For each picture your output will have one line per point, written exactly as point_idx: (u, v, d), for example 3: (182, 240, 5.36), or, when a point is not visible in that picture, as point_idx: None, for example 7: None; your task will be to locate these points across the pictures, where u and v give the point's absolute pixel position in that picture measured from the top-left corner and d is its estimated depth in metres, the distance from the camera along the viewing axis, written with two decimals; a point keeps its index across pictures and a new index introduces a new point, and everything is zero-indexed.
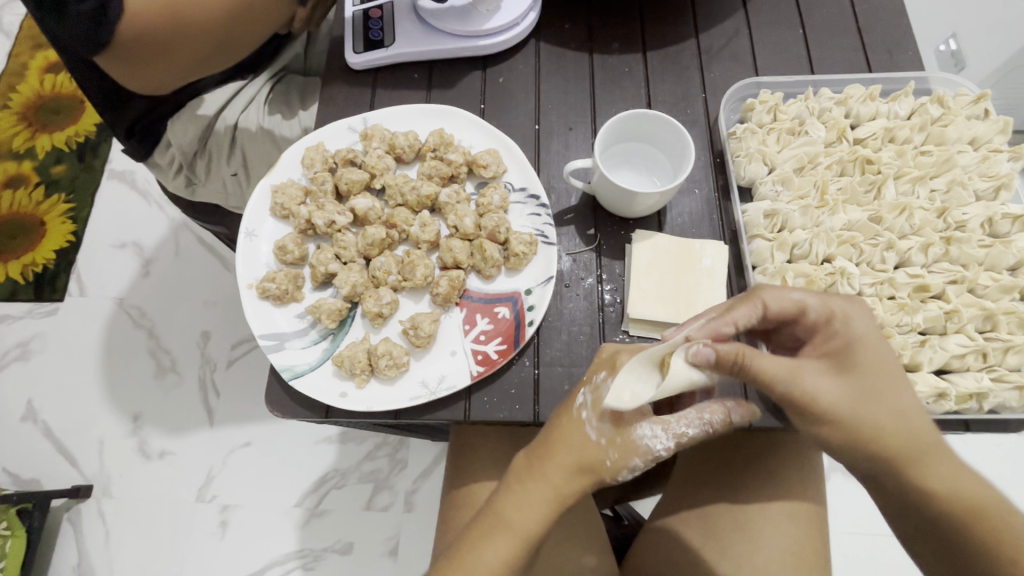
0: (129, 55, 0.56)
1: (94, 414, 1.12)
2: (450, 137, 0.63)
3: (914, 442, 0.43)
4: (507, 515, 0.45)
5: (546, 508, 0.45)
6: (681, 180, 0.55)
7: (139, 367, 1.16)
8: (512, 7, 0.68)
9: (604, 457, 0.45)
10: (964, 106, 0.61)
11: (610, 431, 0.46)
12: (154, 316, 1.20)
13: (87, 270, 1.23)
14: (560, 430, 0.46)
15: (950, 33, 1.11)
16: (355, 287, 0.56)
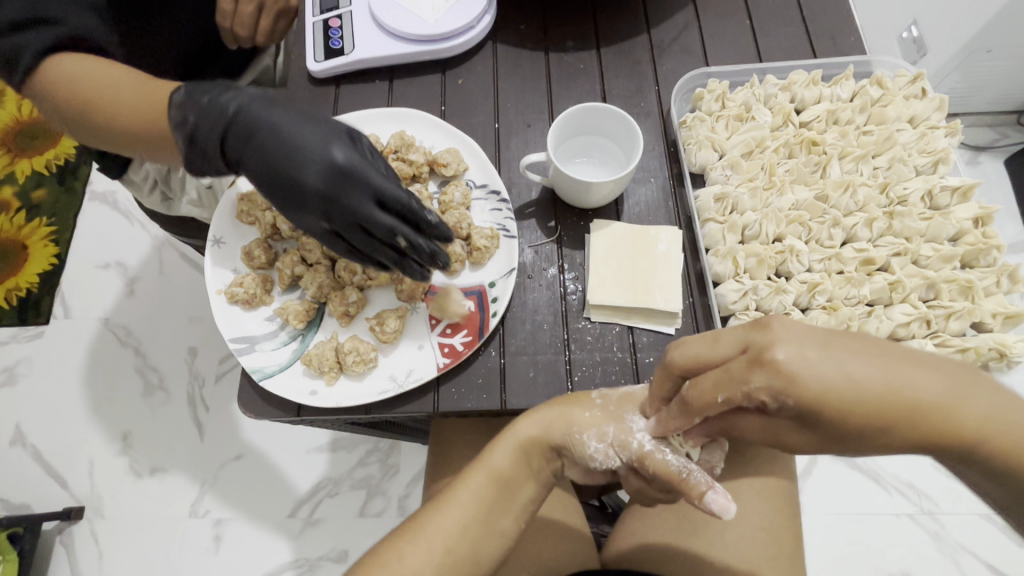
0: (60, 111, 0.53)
1: (83, 435, 1.12)
2: (411, 138, 0.65)
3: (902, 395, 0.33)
4: (485, 457, 0.49)
5: (515, 450, 0.48)
6: (632, 169, 0.56)
7: (127, 385, 1.16)
8: (468, 9, 0.70)
9: (586, 410, 0.49)
10: (903, 87, 0.63)
11: (618, 420, 0.48)
12: (139, 334, 1.20)
13: (70, 292, 1.24)
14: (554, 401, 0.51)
15: (912, 20, 1.16)
16: (321, 287, 0.57)
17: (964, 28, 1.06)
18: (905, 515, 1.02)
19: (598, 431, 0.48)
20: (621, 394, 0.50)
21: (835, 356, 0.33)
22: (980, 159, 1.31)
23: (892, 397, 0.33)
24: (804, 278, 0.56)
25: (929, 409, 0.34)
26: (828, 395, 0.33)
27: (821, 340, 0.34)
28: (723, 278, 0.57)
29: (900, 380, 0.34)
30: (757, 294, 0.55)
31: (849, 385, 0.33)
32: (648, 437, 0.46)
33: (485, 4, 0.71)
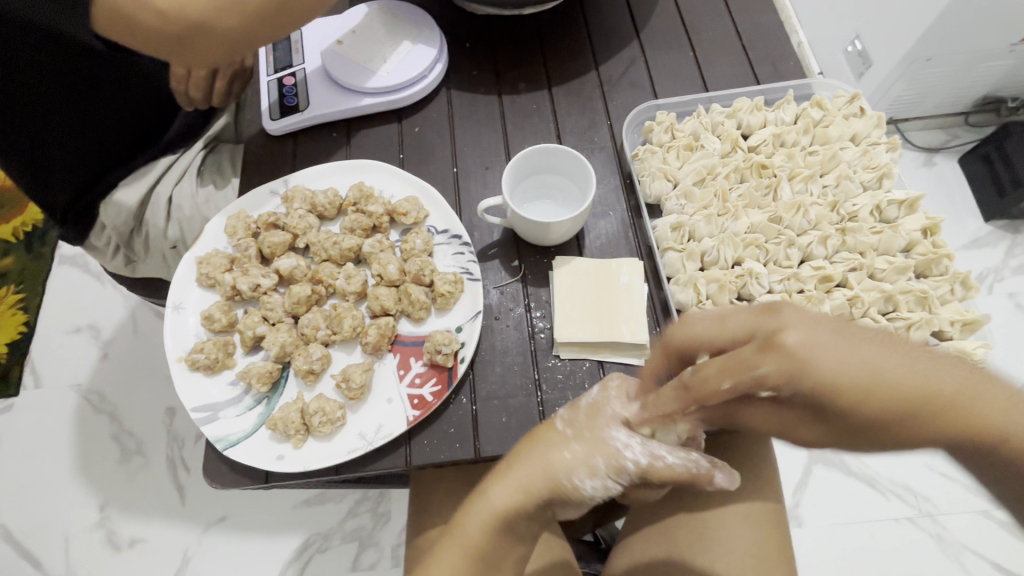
0: None
1: (56, 510, 1.07)
2: (370, 189, 0.65)
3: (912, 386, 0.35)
4: (460, 528, 0.44)
5: (492, 517, 0.43)
6: (588, 206, 0.57)
7: (102, 453, 1.12)
8: (419, 60, 0.72)
9: (563, 448, 0.44)
10: (842, 107, 0.66)
11: (595, 452, 0.43)
12: (114, 399, 1.16)
13: (40, 361, 1.20)
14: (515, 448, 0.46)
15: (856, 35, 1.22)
16: (284, 346, 0.56)
17: (903, 39, 1.11)
18: (906, 520, 1.01)
19: (582, 479, 0.43)
20: (587, 410, 0.46)
21: (842, 340, 0.36)
22: (936, 160, 1.35)
23: (900, 391, 0.35)
24: (766, 300, 0.56)
25: (946, 401, 0.34)
26: (838, 379, 0.35)
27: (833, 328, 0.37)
28: (686, 306, 0.57)
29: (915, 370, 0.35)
30: None
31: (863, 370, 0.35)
32: (634, 448, 0.43)
33: (436, 53, 0.72)
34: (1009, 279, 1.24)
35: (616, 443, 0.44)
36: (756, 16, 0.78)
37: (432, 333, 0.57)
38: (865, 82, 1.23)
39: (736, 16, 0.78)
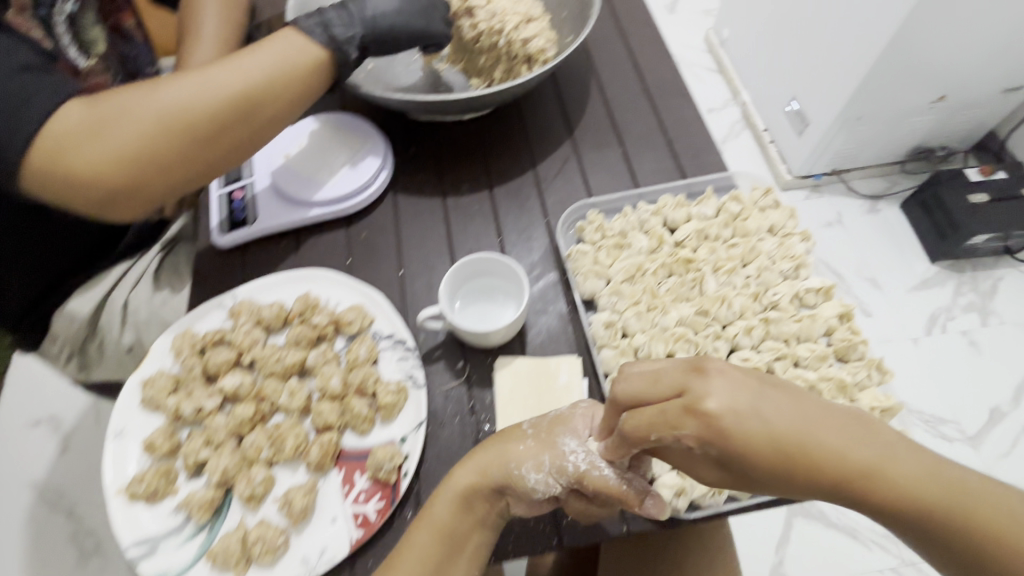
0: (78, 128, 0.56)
1: None
2: (315, 299, 0.67)
3: (813, 443, 0.36)
4: (428, 512, 0.52)
5: (452, 500, 0.51)
6: (523, 311, 0.61)
7: None
8: (363, 171, 0.76)
9: (521, 440, 0.52)
10: (758, 200, 0.71)
11: (542, 452, 0.51)
12: None
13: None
14: (480, 449, 0.53)
15: (792, 97, 1.23)
16: (226, 471, 0.56)
17: (835, 99, 1.12)
18: (890, 570, 1.00)
19: (530, 471, 0.50)
20: (551, 419, 0.54)
21: (755, 403, 0.37)
22: (880, 207, 1.33)
23: (799, 450, 0.36)
24: None
25: (845, 460, 0.36)
26: (749, 442, 0.36)
27: (751, 390, 0.38)
28: None
29: (817, 431, 0.36)
30: None
31: (773, 432, 0.36)
32: (577, 455, 0.49)
33: (380, 163, 0.77)
34: (960, 317, 1.21)
35: (565, 448, 0.50)
36: (679, 111, 0.84)
37: (375, 448, 0.58)
38: (805, 140, 1.23)
39: (661, 111, 0.84)
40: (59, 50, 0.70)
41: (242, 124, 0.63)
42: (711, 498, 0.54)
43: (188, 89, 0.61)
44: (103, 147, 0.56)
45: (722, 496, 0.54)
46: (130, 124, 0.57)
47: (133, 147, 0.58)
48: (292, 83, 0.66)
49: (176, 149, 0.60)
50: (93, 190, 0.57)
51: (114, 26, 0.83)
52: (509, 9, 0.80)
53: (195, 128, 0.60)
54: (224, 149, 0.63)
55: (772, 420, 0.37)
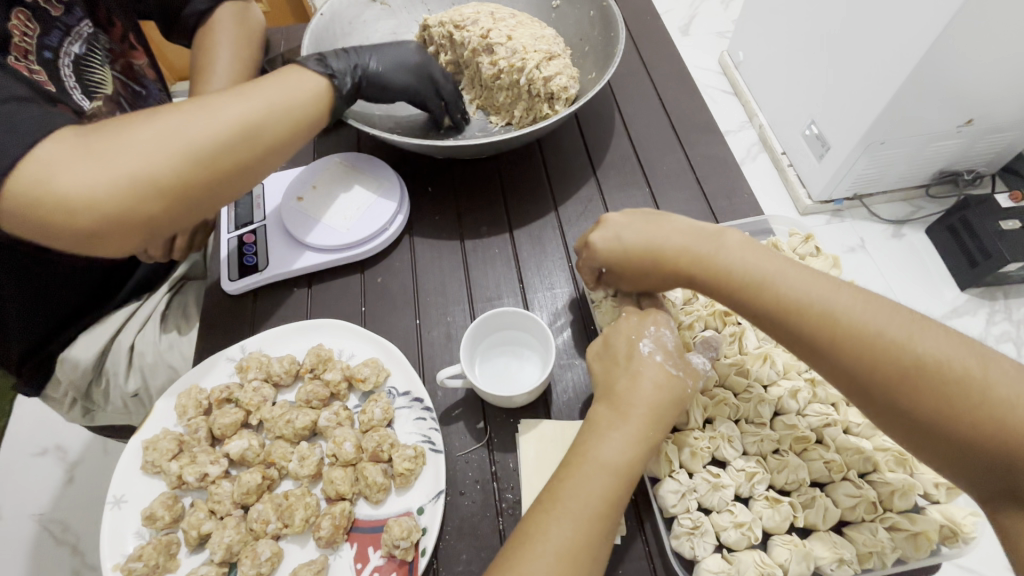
0: (60, 160, 0.50)
1: None
2: (328, 352, 0.63)
3: (772, 281, 0.49)
4: (599, 451, 0.47)
5: (634, 441, 0.48)
6: (550, 372, 0.56)
7: None
8: (379, 214, 0.73)
9: (686, 385, 0.51)
10: (798, 246, 0.67)
11: (696, 376, 0.52)
12: (78, 529, 1.14)
13: (4, 489, 1.19)
14: (637, 369, 0.51)
15: (811, 119, 1.14)
16: (230, 546, 0.52)
17: (858, 123, 1.02)
18: None
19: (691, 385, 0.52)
20: (678, 348, 0.53)
21: (722, 241, 0.53)
22: (904, 232, 1.24)
23: (753, 280, 0.50)
24: (741, 466, 0.54)
25: (810, 311, 0.47)
26: (715, 257, 0.52)
27: (702, 234, 0.55)
28: (659, 476, 0.53)
29: (775, 275, 0.50)
30: (697, 491, 0.52)
31: (718, 267, 0.52)
32: (701, 358, 0.55)
33: (396, 205, 0.74)
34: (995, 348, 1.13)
35: (700, 366, 0.54)
36: (706, 149, 0.81)
37: (390, 522, 0.53)
38: (826, 164, 1.12)
39: (688, 150, 0.81)
40: (64, 93, 0.68)
41: (243, 153, 0.58)
42: None
43: (184, 115, 0.55)
44: (91, 178, 0.51)
45: None
46: (121, 154, 0.52)
47: (119, 179, 0.52)
48: (297, 116, 0.62)
49: (173, 178, 0.54)
50: (70, 226, 0.51)
51: (123, 67, 0.83)
52: (530, 45, 0.77)
53: (187, 156, 0.54)
54: (223, 178, 0.58)
55: (733, 258, 0.52)
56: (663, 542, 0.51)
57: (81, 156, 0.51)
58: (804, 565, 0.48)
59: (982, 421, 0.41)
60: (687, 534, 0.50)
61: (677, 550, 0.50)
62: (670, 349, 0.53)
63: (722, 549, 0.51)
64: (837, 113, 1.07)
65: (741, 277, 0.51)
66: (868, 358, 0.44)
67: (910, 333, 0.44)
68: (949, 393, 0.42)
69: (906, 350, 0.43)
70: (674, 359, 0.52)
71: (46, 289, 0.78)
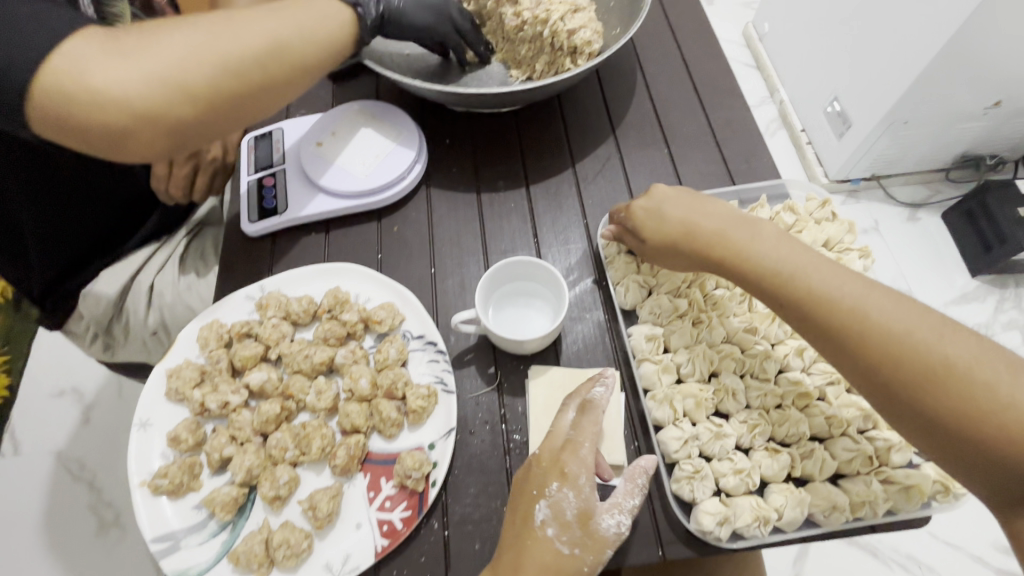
0: (93, 53, 0.50)
1: None
2: (345, 295, 0.65)
3: (795, 272, 0.51)
4: None
5: None
6: (562, 320, 0.57)
7: (79, 525, 1.13)
8: (397, 162, 0.73)
9: (582, 560, 0.47)
10: (814, 211, 0.67)
11: (599, 551, 0.48)
12: (94, 467, 1.19)
13: (26, 425, 1.24)
14: (527, 547, 0.47)
15: (833, 96, 1.12)
16: (250, 470, 0.55)
17: (880, 102, 1.01)
18: None
19: (592, 560, 0.48)
20: (581, 516, 0.49)
21: (754, 230, 0.55)
22: (920, 215, 1.23)
23: (778, 269, 0.51)
24: (743, 417, 0.55)
25: (832, 306, 0.48)
26: (741, 246, 0.54)
27: (729, 223, 0.56)
28: (663, 424, 0.55)
29: (802, 268, 0.51)
30: (699, 439, 0.54)
31: (746, 252, 0.53)
32: (616, 520, 0.49)
33: (415, 155, 0.74)
34: (1001, 334, 1.13)
35: (609, 530, 0.49)
36: (728, 112, 0.80)
37: (403, 454, 0.55)
38: (846, 142, 1.11)
39: (709, 112, 0.80)
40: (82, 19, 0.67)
41: (271, 70, 0.58)
42: (756, 529, 0.50)
43: (214, 25, 0.55)
44: (122, 75, 0.50)
45: (769, 527, 0.50)
46: (154, 56, 0.52)
47: (149, 80, 0.51)
48: (324, 39, 0.61)
49: (203, 87, 0.54)
50: (100, 122, 0.51)
51: (143, 6, 0.84)
52: None
53: (218, 67, 0.54)
54: (250, 96, 0.57)
55: (760, 246, 0.53)
56: (664, 485, 0.53)
57: (113, 52, 0.51)
58: (798, 510, 0.50)
59: (1002, 429, 0.41)
60: (687, 478, 0.52)
61: (677, 492, 0.53)
62: (566, 521, 0.49)
63: (720, 493, 0.53)
64: (858, 93, 1.06)
65: (767, 266, 0.52)
66: (886, 358, 0.45)
67: (927, 336, 0.45)
68: (962, 397, 0.42)
69: (917, 348, 0.45)
70: (572, 532, 0.48)
71: (56, 228, 0.78)
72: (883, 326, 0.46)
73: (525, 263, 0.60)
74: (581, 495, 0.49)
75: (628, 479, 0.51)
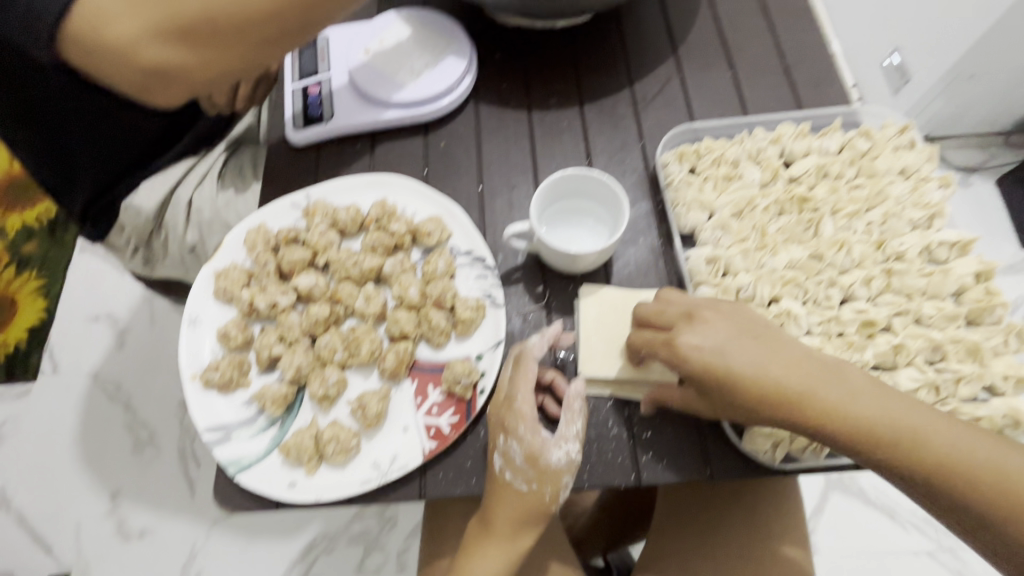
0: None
1: (71, 497, 1.14)
2: (392, 206, 0.63)
3: (806, 393, 0.43)
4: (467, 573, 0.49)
5: (502, 559, 0.49)
6: (619, 236, 0.55)
7: (115, 441, 1.18)
8: (448, 72, 0.70)
9: (540, 494, 0.49)
10: (892, 137, 0.63)
11: (555, 483, 0.49)
12: (129, 389, 1.22)
13: (61, 345, 1.26)
14: (496, 494, 0.49)
15: (893, 47, 1.13)
16: (300, 368, 0.55)
17: (949, 52, 1.03)
18: (925, 554, 1.05)
19: (550, 493, 0.49)
20: (530, 462, 0.48)
21: (727, 338, 0.45)
22: (972, 180, 1.23)
23: (784, 391, 0.43)
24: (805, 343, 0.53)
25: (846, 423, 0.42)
26: (723, 361, 0.44)
27: (724, 335, 0.45)
28: None
29: (805, 386, 0.43)
30: None
31: (751, 374, 0.43)
32: (564, 450, 0.49)
33: (465, 67, 0.70)
34: None
35: (559, 464, 0.49)
36: (801, 35, 0.74)
37: (452, 361, 0.55)
38: (901, 98, 1.15)
39: (779, 34, 0.74)
40: None
41: (286, 19, 0.54)
42: (812, 453, 0.50)
43: None
44: (136, 29, 0.51)
45: (825, 451, 0.50)
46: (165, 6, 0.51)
47: (162, 36, 0.52)
48: None
49: (216, 43, 0.53)
50: (129, 71, 0.54)
51: None
52: None
53: (228, 22, 0.52)
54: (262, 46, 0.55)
55: (743, 359, 0.44)
56: None
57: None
58: None
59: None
60: None
61: None
62: (519, 470, 0.49)
63: None
64: (924, 43, 1.07)
65: (774, 388, 0.43)
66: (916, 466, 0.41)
67: (934, 430, 0.41)
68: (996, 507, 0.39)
69: (942, 459, 0.41)
70: (524, 474, 0.49)
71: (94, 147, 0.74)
72: (896, 430, 0.42)
73: (574, 176, 0.58)
74: (521, 444, 0.49)
75: (565, 409, 0.51)
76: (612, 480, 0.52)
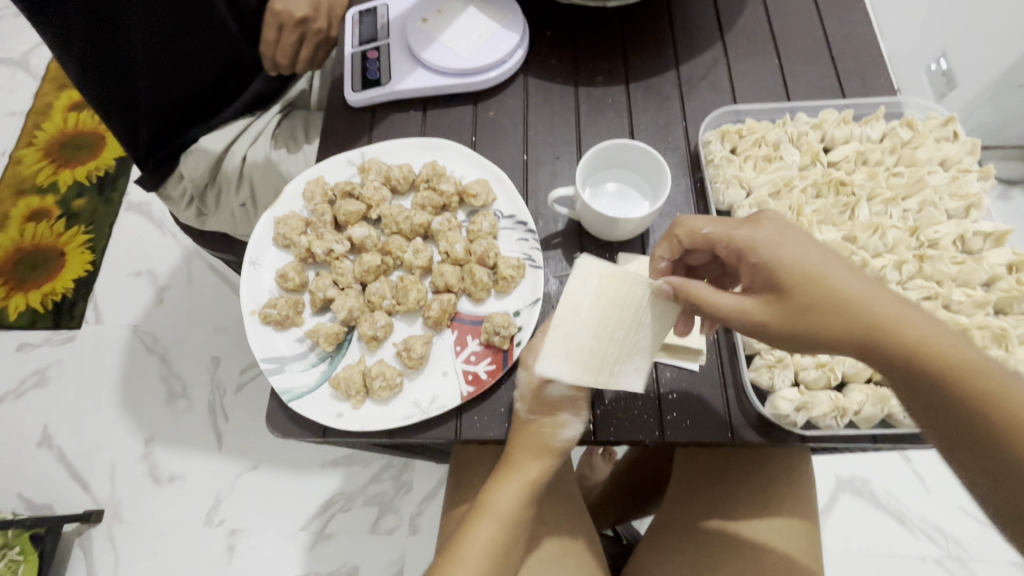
0: None
1: (107, 439, 1.21)
2: (442, 168, 0.67)
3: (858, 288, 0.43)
4: (494, 501, 0.53)
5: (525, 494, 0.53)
6: (661, 203, 0.57)
7: (151, 391, 1.25)
8: (501, 44, 0.73)
9: (542, 428, 0.53)
10: (934, 129, 0.64)
11: (553, 417, 0.53)
12: (166, 342, 1.29)
13: (105, 296, 1.33)
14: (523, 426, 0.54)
15: (940, 52, 1.12)
16: (351, 311, 0.59)
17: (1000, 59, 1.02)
18: (932, 561, 1.06)
19: (551, 428, 0.53)
20: (533, 394, 0.53)
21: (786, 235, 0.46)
22: (1012, 193, 1.23)
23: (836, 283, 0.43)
24: None
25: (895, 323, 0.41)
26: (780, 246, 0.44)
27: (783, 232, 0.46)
28: None
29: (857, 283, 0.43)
30: None
31: (803, 261, 0.43)
32: (562, 387, 0.53)
33: (517, 40, 0.73)
34: None
35: (557, 399, 0.53)
36: (849, 27, 0.75)
37: (492, 314, 0.58)
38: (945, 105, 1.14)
39: (828, 25, 0.75)
40: None
41: None
42: (832, 420, 0.53)
43: None
44: None
45: (845, 420, 0.53)
46: None
47: None
48: None
49: None
50: None
51: None
52: None
53: None
54: None
55: (801, 248, 0.44)
56: (740, 370, 0.56)
57: None
58: (877, 407, 0.52)
59: None
60: (768, 367, 0.55)
61: (755, 380, 0.55)
62: (527, 403, 0.54)
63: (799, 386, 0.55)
64: (974, 49, 1.06)
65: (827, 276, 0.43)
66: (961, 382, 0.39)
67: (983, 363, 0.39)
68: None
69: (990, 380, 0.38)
70: (529, 406, 0.54)
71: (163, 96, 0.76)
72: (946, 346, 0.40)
73: (617, 146, 0.60)
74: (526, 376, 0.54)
75: None
76: (636, 434, 0.54)
